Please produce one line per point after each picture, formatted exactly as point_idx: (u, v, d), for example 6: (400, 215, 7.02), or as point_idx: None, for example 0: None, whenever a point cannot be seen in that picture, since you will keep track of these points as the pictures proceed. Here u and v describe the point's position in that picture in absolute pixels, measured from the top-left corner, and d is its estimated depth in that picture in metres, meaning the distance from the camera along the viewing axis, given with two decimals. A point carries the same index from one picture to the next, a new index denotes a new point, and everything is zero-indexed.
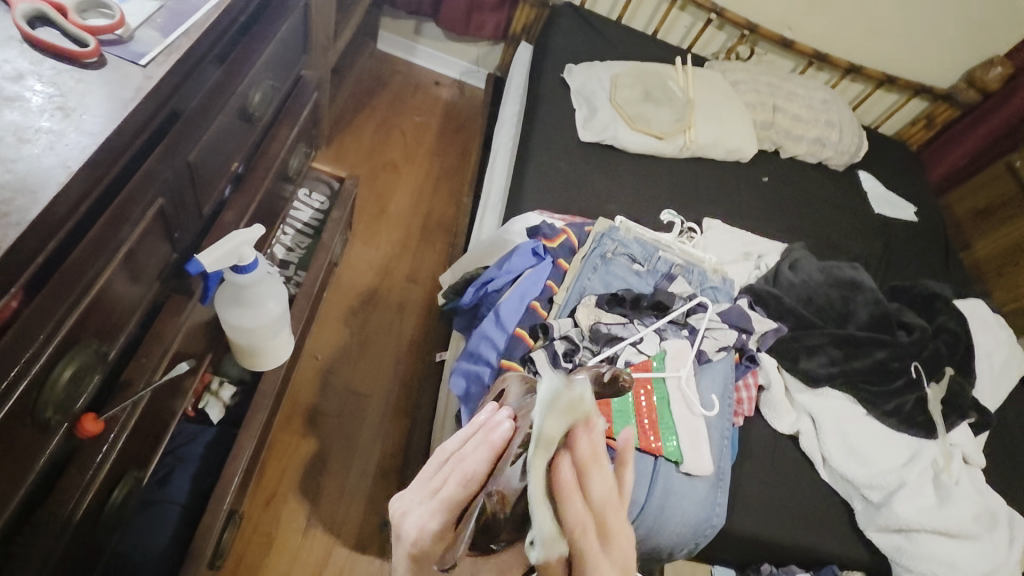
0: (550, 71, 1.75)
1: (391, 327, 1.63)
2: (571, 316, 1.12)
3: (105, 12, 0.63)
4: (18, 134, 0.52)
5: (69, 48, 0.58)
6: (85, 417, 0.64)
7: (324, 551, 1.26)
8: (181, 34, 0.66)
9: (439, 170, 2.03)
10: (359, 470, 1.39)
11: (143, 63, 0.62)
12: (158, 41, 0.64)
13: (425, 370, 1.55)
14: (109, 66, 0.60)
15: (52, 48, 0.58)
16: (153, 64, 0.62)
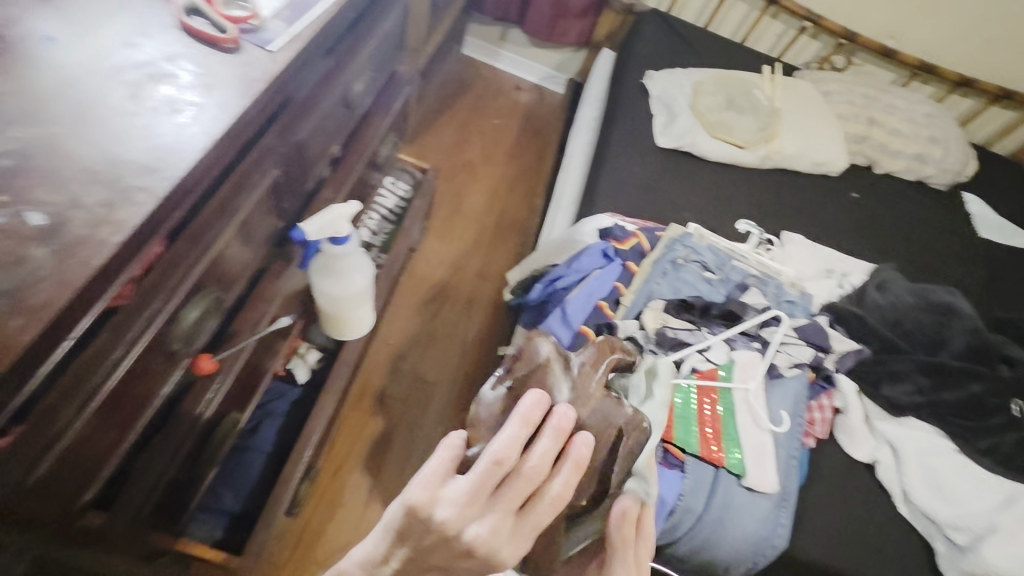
0: (630, 78, 1.75)
1: (458, 322, 1.68)
2: (637, 319, 1.11)
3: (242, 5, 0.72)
4: (162, 113, 0.59)
5: (211, 32, 0.67)
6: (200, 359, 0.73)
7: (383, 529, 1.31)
8: (302, 24, 0.74)
9: (513, 173, 2.07)
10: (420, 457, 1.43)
11: (270, 47, 0.70)
12: (283, 30, 0.72)
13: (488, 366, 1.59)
14: (242, 50, 0.68)
15: (198, 33, 0.67)
16: (277, 48, 0.70)
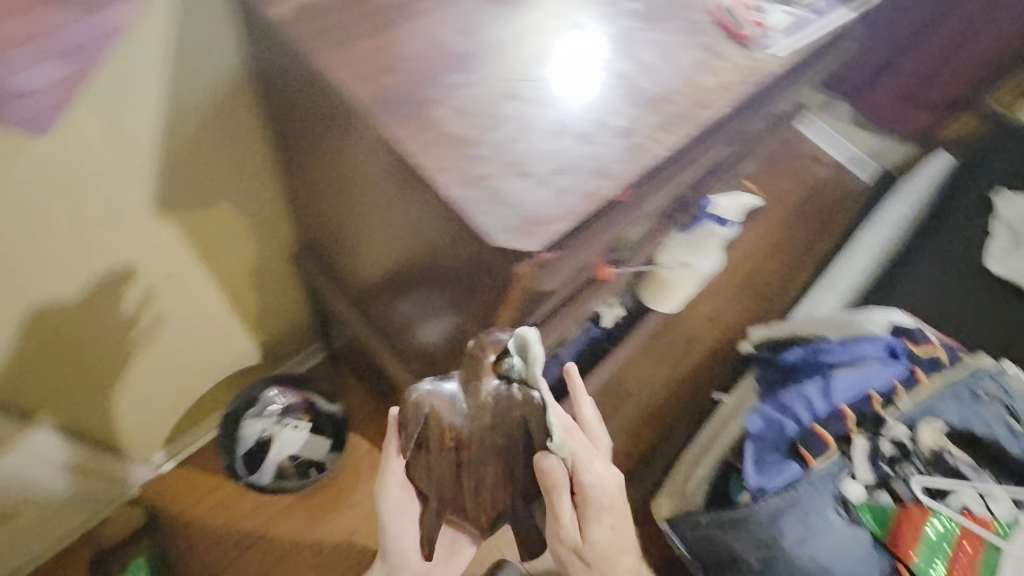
0: (969, 188, 1.53)
1: None
2: (911, 428, 1.00)
3: (757, 10, 0.73)
4: (614, 129, 0.62)
5: (736, 31, 0.70)
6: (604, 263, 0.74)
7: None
8: (797, 41, 0.72)
9: None
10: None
11: (773, 55, 0.70)
12: (784, 45, 0.71)
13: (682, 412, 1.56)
14: (752, 54, 0.70)
15: (726, 30, 0.71)
16: (779, 58, 0.70)
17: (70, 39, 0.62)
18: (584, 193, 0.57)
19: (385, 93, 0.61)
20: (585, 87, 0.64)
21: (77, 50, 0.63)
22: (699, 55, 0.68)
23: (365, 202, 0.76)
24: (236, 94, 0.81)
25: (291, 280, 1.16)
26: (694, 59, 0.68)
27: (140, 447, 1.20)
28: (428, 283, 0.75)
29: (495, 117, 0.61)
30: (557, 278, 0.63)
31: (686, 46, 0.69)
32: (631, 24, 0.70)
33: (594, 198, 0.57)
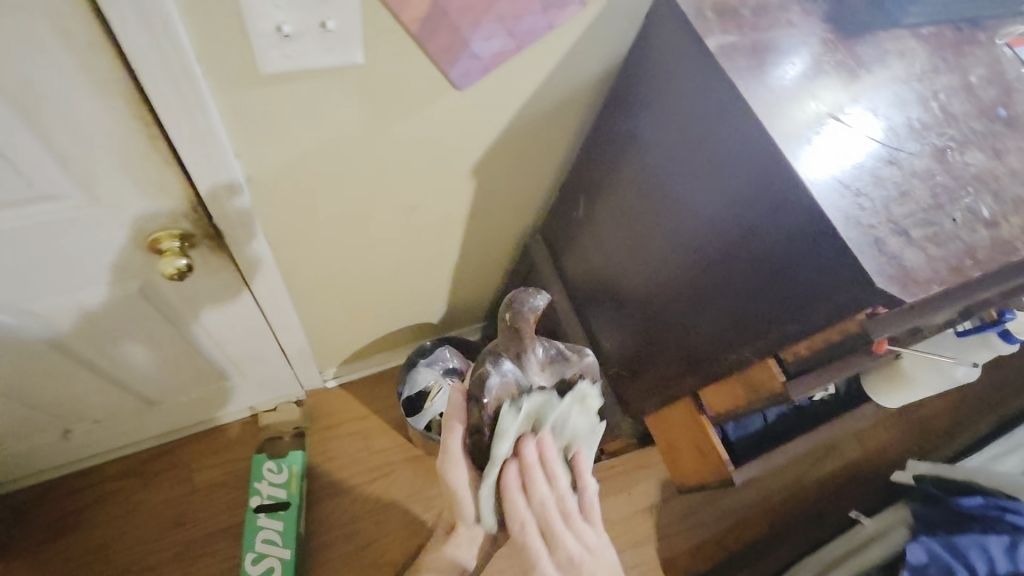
0: None
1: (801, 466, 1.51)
2: None
3: None
4: (969, 218, 0.50)
5: None
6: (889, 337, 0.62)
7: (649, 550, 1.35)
8: None
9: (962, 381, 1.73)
10: (703, 523, 1.41)
11: None
12: None
13: (797, 528, 1.44)
14: None
15: None
16: None
17: (487, 45, 0.59)
18: (952, 269, 0.46)
19: (781, 122, 0.51)
20: (938, 176, 0.51)
21: (487, 56, 0.60)
22: None
23: (645, 238, 0.73)
24: (581, 95, 0.74)
25: (490, 274, 1.17)
26: None
27: (324, 361, 1.27)
28: (685, 317, 0.70)
29: (937, 210, 0.49)
30: (835, 370, 0.63)
31: None
32: (998, 128, 0.57)
33: (963, 275, 0.46)
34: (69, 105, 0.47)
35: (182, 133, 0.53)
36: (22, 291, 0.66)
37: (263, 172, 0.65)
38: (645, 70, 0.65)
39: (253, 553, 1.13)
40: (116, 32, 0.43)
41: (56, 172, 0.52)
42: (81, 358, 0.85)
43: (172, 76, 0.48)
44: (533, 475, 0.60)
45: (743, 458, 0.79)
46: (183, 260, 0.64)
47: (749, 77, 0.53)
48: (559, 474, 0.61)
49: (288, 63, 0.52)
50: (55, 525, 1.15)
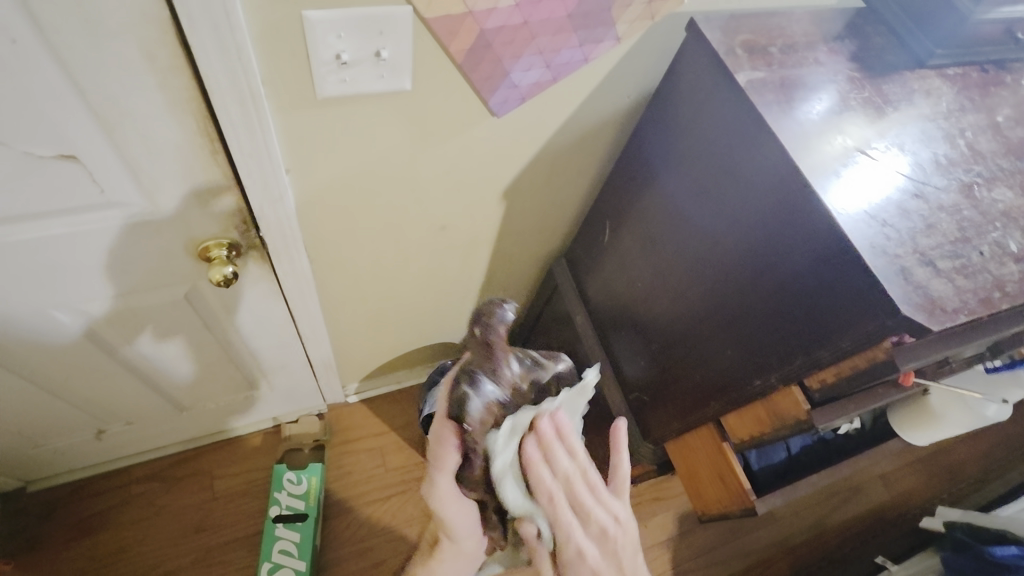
0: None
1: (825, 506, 1.47)
2: None
3: None
4: (996, 252, 0.50)
5: None
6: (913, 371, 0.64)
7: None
8: None
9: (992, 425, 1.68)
10: (722, 559, 1.37)
11: None
12: None
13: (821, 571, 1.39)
14: None
15: None
16: None
17: (524, 74, 0.63)
18: (981, 300, 0.47)
19: (812, 155, 0.53)
20: (965, 210, 0.52)
21: (524, 85, 0.64)
22: None
23: (668, 266, 0.75)
24: (613, 124, 0.77)
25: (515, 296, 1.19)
26: None
27: (347, 375, 1.29)
28: (708, 345, 0.70)
29: (964, 242, 0.50)
30: (861, 401, 0.64)
31: None
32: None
33: (992, 307, 0.47)
34: (144, 121, 0.51)
35: (241, 148, 0.57)
36: (80, 290, 0.70)
37: (310, 188, 0.69)
38: (672, 103, 0.68)
39: (269, 563, 1.13)
40: (194, 55, 0.47)
41: (125, 181, 0.57)
42: (123, 359, 0.89)
43: (239, 96, 0.52)
44: (549, 454, 0.56)
45: (767, 488, 0.78)
46: (229, 268, 0.68)
47: (776, 111, 0.56)
48: (576, 444, 0.57)
49: (344, 88, 0.56)
50: (83, 523, 1.18)
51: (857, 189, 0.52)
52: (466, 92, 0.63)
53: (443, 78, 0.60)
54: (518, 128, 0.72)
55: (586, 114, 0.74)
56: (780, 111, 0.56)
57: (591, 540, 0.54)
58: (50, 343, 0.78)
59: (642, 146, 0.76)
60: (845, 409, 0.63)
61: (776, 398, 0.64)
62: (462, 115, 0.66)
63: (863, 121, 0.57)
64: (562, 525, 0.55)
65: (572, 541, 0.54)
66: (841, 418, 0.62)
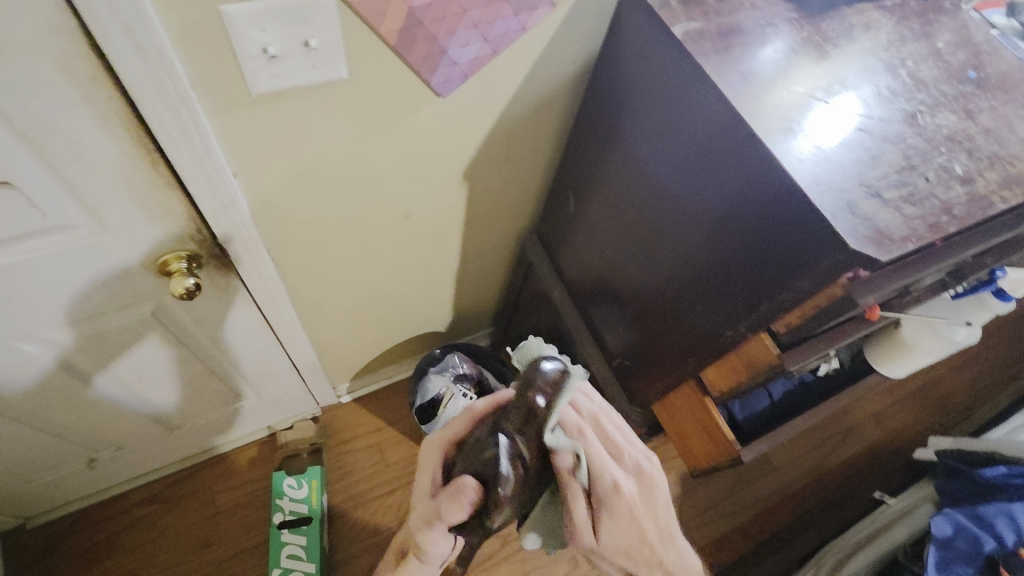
0: None
1: (820, 449, 1.50)
2: None
3: None
4: (943, 176, 0.51)
5: None
6: (879, 304, 0.65)
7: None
8: None
9: (976, 353, 1.71)
10: (726, 513, 1.39)
11: None
12: None
13: (823, 512, 1.42)
14: None
15: None
16: None
17: (461, 50, 0.62)
18: (930, 226, 0.48)
19: (755, 101, 0.53)
20: (910, 139, 0.53)
21: (464, 61, 0.63)
22: None
23: (634, 229, 0.74)
24: (563, 92, 0.76)
25: (492, 278, 1.19)
26: None
27: (336, 376, 1.29)
28: (681, 302, 0.70)
29: (910, 170, 0.51)
30: (829, 340, 0.66)
31: None
32: (969, 89, 0.58)
33: (941, 231, 0.47)
34: (73, 137, 0.50)
35: (181, 156, 0.56)
36: (43, 319, 0.69)
37: (261, 190, 0.68)
38: (617, 64, 0.68)
39: (280, 568, 1.13)
40: (114, 64, 0.46)
41: (67, 202, 0.55)
42: (101, 386, 0.88)
43: (169, 101, 0.51)
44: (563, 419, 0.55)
45: (753, 437, 0.80)
46: (191, 279, 0.67)
47: (716, 60, 0.55)
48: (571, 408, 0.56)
49: (277, 82, 0.55)
50: (89, 553, 1.17)
51: (803, 133, 0.51)
52: (406, 74, 0.62)
53: (380, 62, 0.59)
54: (466, 106, 0.71)
55: (534, 86, 0.73)
56: (721, 60, 0.55)
57: (628, 474, 0.58)
58: (23, 377, 0.77)
59: (594, 111, 0.75)
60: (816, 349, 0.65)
61: (748, 350, 0.65)
62: (407, 99, 0.65)
63: (804, 60, 0.57)
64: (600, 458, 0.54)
65: (608, 466, 0.55)
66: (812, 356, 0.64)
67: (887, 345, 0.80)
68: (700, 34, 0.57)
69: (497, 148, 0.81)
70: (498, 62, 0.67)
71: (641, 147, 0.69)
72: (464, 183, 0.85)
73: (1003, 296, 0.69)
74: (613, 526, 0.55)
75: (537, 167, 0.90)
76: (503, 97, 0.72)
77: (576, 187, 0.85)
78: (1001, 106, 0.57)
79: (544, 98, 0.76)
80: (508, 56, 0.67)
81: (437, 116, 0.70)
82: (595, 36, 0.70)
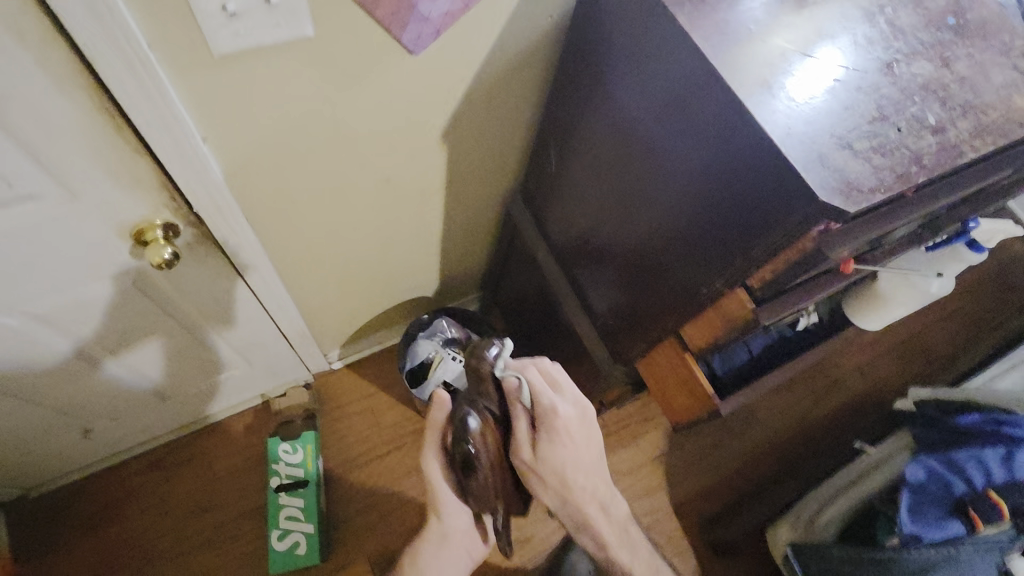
0: None
1: (802, 403, 1.54)
2: None
3: None
4: (915, 126, 0.51)
5: None
6: (853, 258, 0.66)
7: (660, 497, 1.38)
8: None
9: (959, 306, 1.74)
10: (712, 466, 1.44)
11: None
12: None
13: (804, 463, 1.47)
14: None
15: None
16: None
17: (431, 4, 0.60)
18: (898, 176, 0.48)
19: (729, 52, 0.52)
20: (884, 88, 0.52)
21: (434, 16, 0.61)
22: (1013, 74, 0.56)
23: (614, 188, 0.74)
24: (539, 48, 0.75)
25: (477, 242, 1.19)
26: (1011, 78, 0.56)
27: (326, 344, 1.30)
28: (659, 260, 0.71)
29: (883, 121, 0.50)
30: (806, 294, 0.67)
31: (1003, 65, 0.57)
32: (947, 37, 0.57)
33: (910, 182, 0.48)
34: (33, 103, 0.49)
35: (147, 121, 0.55)
36: (21, 292, 0.69)
37: (234, 155, 0.67)
38: (593, 17, 0.66)
39: (278, 529, 1.18)
40: (65, 24, 0.45)
41: (33, 171, 0.54)
42: (89, 357, 0.89)
43: (127, 63, 0.50)
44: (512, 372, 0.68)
45: (732, 391, 0.82)
46: (168, 249, 0.67)
47: (691, 10, 0.54)
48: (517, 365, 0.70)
49: (240, 41, 0.54)
50: (92, 520, 1.20)
51: (778, 84, 0.51)
52: (375, 31, 0.60)
53: (346, 18, 0.57)
54: (440, 65, 0.69)
55: (509, 42, 0.71)
56: (697, 10, 0.54)
57: (568, 405, 0.71)
58: (7, 350, 0.77)
59: (572, 68, 0.74)
60: (793, 302, 0.66)
61: (727, 304, 0.65)
62: (377, 57, 0.64)
63: (781, 9, 0.56)
64: (541, 389, 0.69)
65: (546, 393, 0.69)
66: (788, 310, 0.65)
67: (864, 298, 0.81)
68: None
69: (474, 108, 0.80)
70: (471, 18, 0.65)
71: (617, 105, 0.68)
72: (443, 145, 0.84)
73: (976, 247, 0.70)
74: (548, 441, 0.69)
75: (517, 126, 0.89)
76: (478, 55, 0.71)
77: (558, 147, 0.85)
78: (978, 54, 0.57)
79: (521, 55, 0.75)
80: (481, 11, 0.65)
81: (409, 75, 0.68)
82: None
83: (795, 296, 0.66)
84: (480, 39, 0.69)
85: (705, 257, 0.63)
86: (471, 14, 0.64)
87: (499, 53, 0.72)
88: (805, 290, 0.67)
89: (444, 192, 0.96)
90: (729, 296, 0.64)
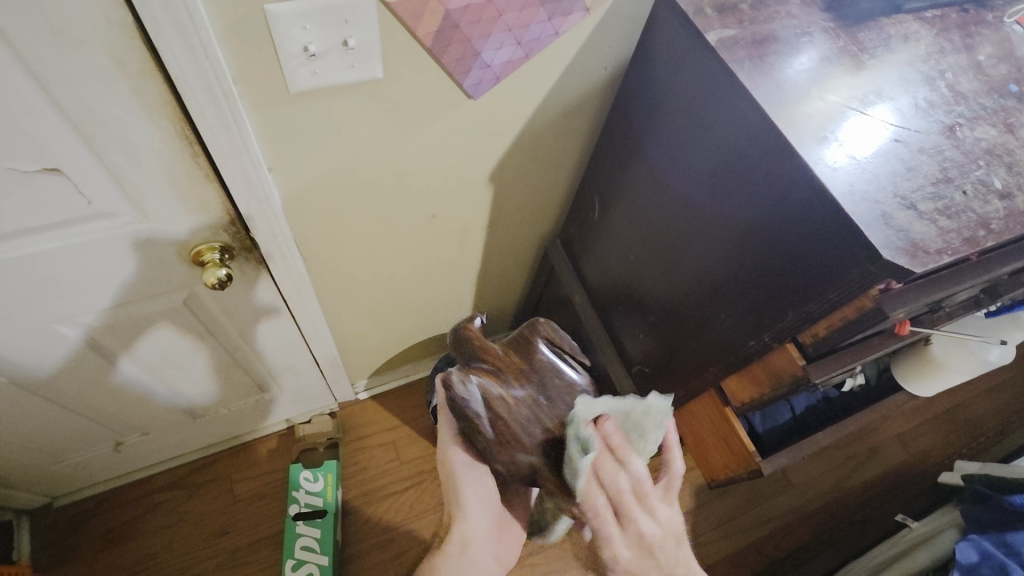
0: None
1: (840, 467, 1.47)
2: None
3: None
4: (980, 190, 0.50)
5: None
6: (908, 320, 0.65)
7: None
8: None
9: (1010, 376, 1.66)
10: (741, 529, 1.37)
11: None
12: None
13: (841, 534, 1.39)
14: None
15: None
16: None
17: (494, 53, 0.63)
18: (965, 240, 0.47)
19: (787, 108, 0.53)
20: (947, 151, 0.52)
21: (496, 63, 0.64)
22: None
23: (658, 235, 0.75)
24: (591, 97, 0.77)
25: (513, 281, 1.20)
26: None
27: (356, 373, 1.31)
28: (704, 310, 0.70)
29: (946, 183, 0.50)
30: (857, 354, 0.65)
31: None
32: (1010, 103, 0.57)
33: (977, 246, 0.47)
34: (122, 128, 0.52)
35: (221, 150, 0.58)
36: (81, 303, 0.71)
37: (295, 185, 0.70)
38: (647, 70, 0.68)
39: (292, 560, 1.15)
40: (163, 58, 0.48)
41: (110, 190, 0.57)
42: (132, 370, 0.91)
43: (212, 97, 0.53)
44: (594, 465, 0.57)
45: (773, 450, 0.79)
46: (223, 270, 0.69)
47: (749, 67, 0.55)
48: (633, 458, 0.57)
49: (315, 80, 0.57)
50: (111, 534, 1.20)
51: (835, 141, 0.51)
52: (440, 76, 0.63)
53: (415, 63, 0.61)
54: (497, 108, 0.72)
55: (563, 90, 0.74)
56: (755, 67, 0.55)
57: (629, 545, 0.54)
58: (60, 358, 0.80)
59: (624, 117, 0.75)
60: (843, 362, 0.64)
61: (772, 360, 0.64)
62: (439, 99, 0.66)
63: (840, 70, 0.56)
64: (606, 475, 0.56)
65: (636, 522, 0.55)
66: (837, 369, 0.63)
67: (915, 361, 0.79)
68: (734, 41, 0.57)
69: (524, 151, 0.82)
70: (531, 67, 0.68)
71: (666, 154, 0.69)
72: (491, 185, 0.86)
73: None
74: None
75: (563, 171, 0.91)
76: (532, 102, 0.73)
77: (602, 192, 0.86)
78: None
79: (572, 104, 0.77)
80: (540, 61, 0.67)
81: (466, 118, 0.71)
82: (627, 43, 0.71)
83: (844, 356, 0.64)
84: (537, 87, 0.71)
85: (753, 310, 0.61)
86: (530, 63, 0.67)
87: (552, 101, 0.75)
88: (856, 351, 0.65)
89: (487, 229, 0.97)
90: (777, 352, 0.63)
